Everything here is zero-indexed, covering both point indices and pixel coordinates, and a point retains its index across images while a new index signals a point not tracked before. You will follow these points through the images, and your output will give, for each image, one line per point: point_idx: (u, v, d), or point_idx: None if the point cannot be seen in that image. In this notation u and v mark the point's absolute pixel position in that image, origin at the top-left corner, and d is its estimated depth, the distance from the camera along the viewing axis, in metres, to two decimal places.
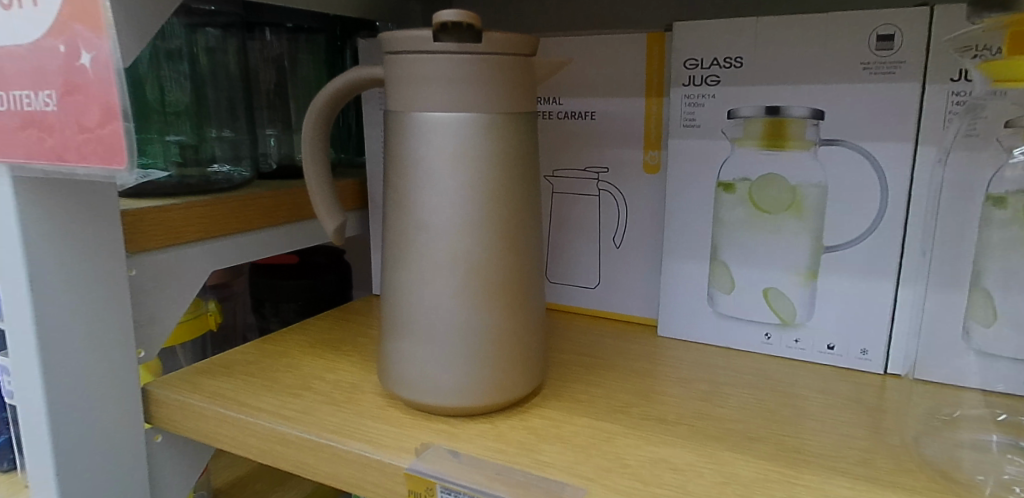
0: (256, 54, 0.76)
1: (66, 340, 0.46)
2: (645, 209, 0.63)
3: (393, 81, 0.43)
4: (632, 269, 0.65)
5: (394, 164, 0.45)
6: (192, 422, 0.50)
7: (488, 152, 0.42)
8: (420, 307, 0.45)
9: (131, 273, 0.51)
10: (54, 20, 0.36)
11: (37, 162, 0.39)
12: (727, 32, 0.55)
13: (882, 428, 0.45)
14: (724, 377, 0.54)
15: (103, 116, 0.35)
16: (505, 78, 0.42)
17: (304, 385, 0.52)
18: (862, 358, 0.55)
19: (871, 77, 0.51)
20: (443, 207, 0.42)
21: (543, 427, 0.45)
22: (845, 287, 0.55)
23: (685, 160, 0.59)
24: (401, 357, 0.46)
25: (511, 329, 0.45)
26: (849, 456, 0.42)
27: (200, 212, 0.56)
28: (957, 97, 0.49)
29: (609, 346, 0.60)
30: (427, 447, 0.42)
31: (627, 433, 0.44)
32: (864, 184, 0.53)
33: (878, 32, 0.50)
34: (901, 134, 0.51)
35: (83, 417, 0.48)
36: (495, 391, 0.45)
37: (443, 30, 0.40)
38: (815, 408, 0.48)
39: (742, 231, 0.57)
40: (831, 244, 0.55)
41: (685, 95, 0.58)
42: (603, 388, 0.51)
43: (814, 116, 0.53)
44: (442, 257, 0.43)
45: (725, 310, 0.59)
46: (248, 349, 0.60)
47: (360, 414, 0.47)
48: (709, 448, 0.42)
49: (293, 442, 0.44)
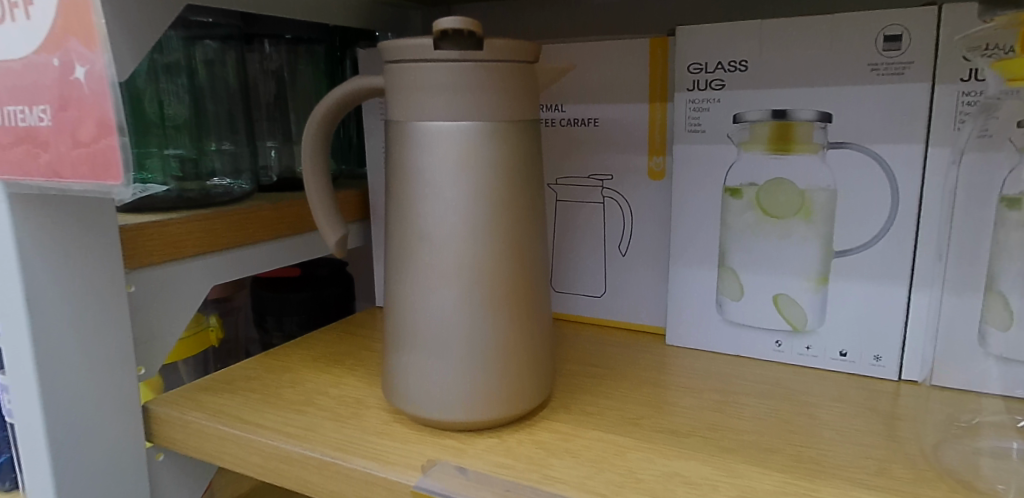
0: (255, 65, 0.75)
1: (65, 357, 0.46)
2: (651, 216, 0.62)
3: (393, 91, 0.43)
4: (639, 277, 0.64)
5: (396, 175, 0.44)
6: (194, 440, 0.49)
7: (491, 160, 0.41)
8: (425, 320, 0.44)
9: (130, 289, 0.50)
10: (47, 35, 0.35)
11: (32, 179, 0.39)
12: (731, 36, 0.55)
13: (899, 438, 0.44)
14: (736, 386, 0.53)
15: (98, 131, 0.35)
16: (508, 86, 0.41)
17: (307, 400, 0.51)
18: (876, 365, 0.54)
19: (879, 79, 0.50)
20: (447, 217, 0.42)
21: (552, 442, 0.44)
22: (857, 292, 0.54)
23: (690, 166, 0.58)
24: (406, 372, 0.45)
25: (519, 340, 0.44)
26: (867, 467, 0.41)
27: (201, 226, 0.55)
28: (967, 97, 0.49)
29: (617, 356, 0.59)
30: (433, 463, 0.41)
31: (638, 446, 0.43)
32: (875, 188, 0.52)
33: (885, 33, 0.50)
34: (911, 135, 0.50)
35: (82, 438, 0.47)
36: (503, 403, 0.44)
37: (445, 37, 0.40)
38: (830, 417, 0.47)
39: (750, 237, 0.56)
40: (843, 248, 0.54)
41: (689, 100, 0.57)
42: (612, 399, 0.50)
43: (822, 119, 0.52)
44: (446, 269, 0.42)
45: (735, 317, 0.58)
46: (249, 364, 0.59)
47: (364, 431, 0.46)
48: (724, 461, 0.41)
49: (297, 460, 0.43)
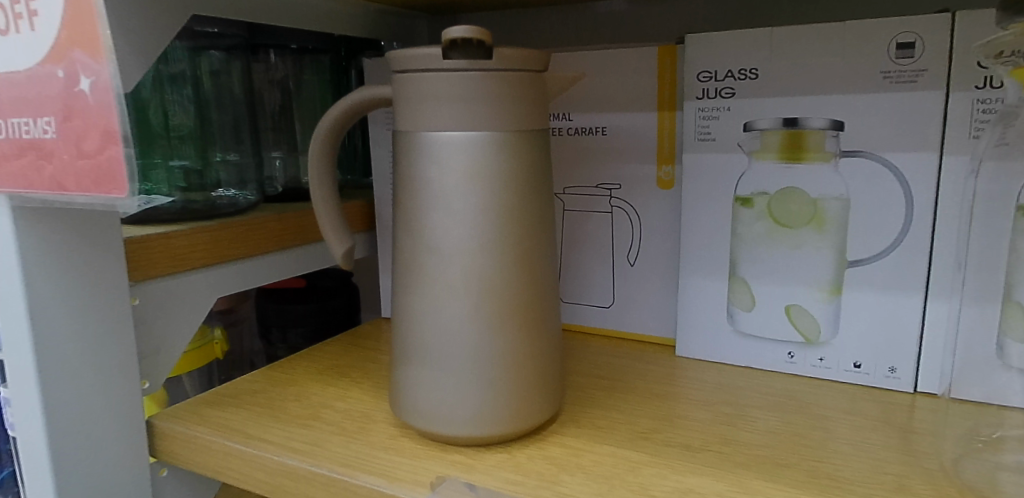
0: (260, 75, 0.75)
1: (69, 372, 0.45)
2: (660, 225, 0.61)
3: (401, 101, 0.42)
4: (648, 288, 0.63)
5: (403, 185, 0.43)
6: (198, 456, 0.48)
7: (500, 170, 0.41)
8: (433, 334, 0.43)
9: (135, 302, 0.50)
10: (51, 46, 0.35)
11: (36, 191, 0.38)
12: (741, 44, 0.54)
13: (917, 453, 0.43)
14: (748, 398, 0.52)
15: (103, 142, 0.34)
16: (517, 96, 0.41)
17: (313, 415, 0.51)
18: (890, 377, 0.53)
19: (892, 86, 0.50)
20: (455, 229, 0.41)
21: (562, 457, 0.43)
22: (870, 303, 0.53)
23: (699, 175, 0.57)
24: (414, 386, 0.44)
25: (528, 353, 0.44)
26: (884, 483, 0.40)
27: (206, 237, 0.54)
28: (983, 104, 0.48)
29: (626, 368, 0.58)
30: (442, 479, 0.40)
31: (651, 462, 0.42)
32: (888, 196, 0.51)
33: (897, 40, 0.49)
34: (924, 144, 0.50)
35: (84, 453, 0.47)
36: (512, 418, 0.43)
37: (453, 46, 0.39)
38: (845, 430, 0.46)
39: (761, 247, 0.55)
40: (856, 258, 0.53)
41: (699, 109, 0.56)
42: (622, 413, 0.49)
43: (834, 128, 0.52)
44: (455, 281, 0.42)
45: (746, 328, 0.57)
46: (254, 377, 0.58)
47: (371, 446, 0.45)
48: (738, 477, 0.40)
49: (303, 476, 0.43)
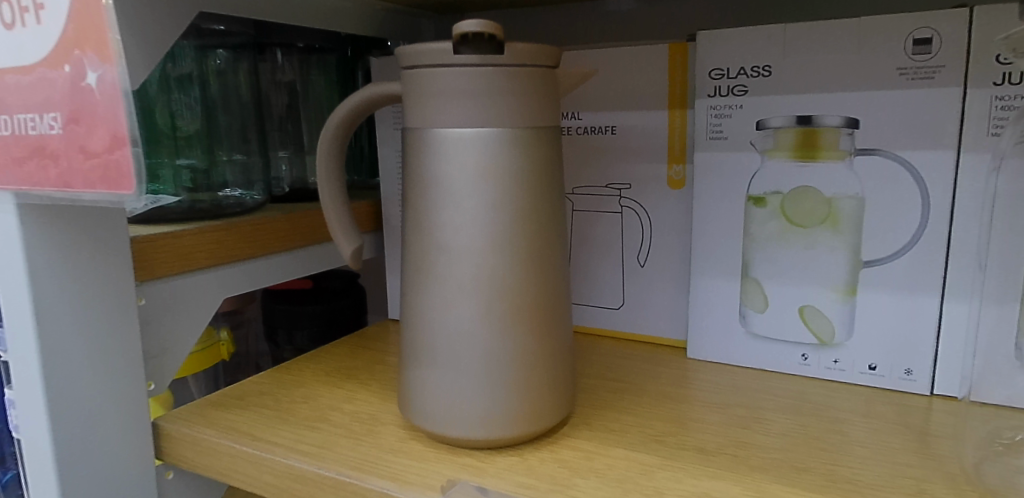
0: (267, 76, 0.75)
1: (75, 374, 0.44)
2: (670, 225, 0.61)
3: (410, 98, 0.42)
4: (659, 288, 0.62)
5: (413, 183, 0.43)
6: (205, 458, 0.47)
7: (512, 167, 0.40)
8: (442, 334, 0.42)
9: (141, 302, 0.49)
10: (58, 41, 0.34)
11: (41, 188, 0.38)
12: (753, 40, 0.53)
13: (937, 457, 0.42)
14: (762, 401, 0.51)
15: (111, 141, 0.34)
16: (528, 90, 0.40)
17: (320, 416, 0.50)
18: (906, 379, 0.52)
19: (908, 83, 0.49)
20: (465, 227, 0.40)
21: (575, 460, 0.42)
22: (887, 304, 0.52)
23: (711, 175, 0.57)
24: (423, 387, 0.44)
25: (539, 354, 0.43)
26: (904, 486, 0.39)
27: (213, 236, 0.54)
28: (1001, 101, 0.47)
29: (637, 370, 0.57)
30: (453, 483, 0.40)
31: (665, 465, 0.41)
32: (903, 195, 0.51)
33: (914, 36, 0.48)
34: (942, 141, 0.49)
35: (88, 456, 0.46)
36: (523, 420, 0.43)
37: (464, 42, 0.39)
38: (862, 433, 0.45)
39: (775, 247, 0.55)
40: (871, 258, 0.52)
41: (710, 107, 0.56)
42: (634, 415, 0.49)
43: (848, 125, 0.51)
44: (465, 280, 0.41)
45: (759, 330, 0.57)
46: (261, 378, 0.58)
47: (380, 448, 0.45)
48: (754, 481, 0.39)
49: (311, 479, 0.42)
